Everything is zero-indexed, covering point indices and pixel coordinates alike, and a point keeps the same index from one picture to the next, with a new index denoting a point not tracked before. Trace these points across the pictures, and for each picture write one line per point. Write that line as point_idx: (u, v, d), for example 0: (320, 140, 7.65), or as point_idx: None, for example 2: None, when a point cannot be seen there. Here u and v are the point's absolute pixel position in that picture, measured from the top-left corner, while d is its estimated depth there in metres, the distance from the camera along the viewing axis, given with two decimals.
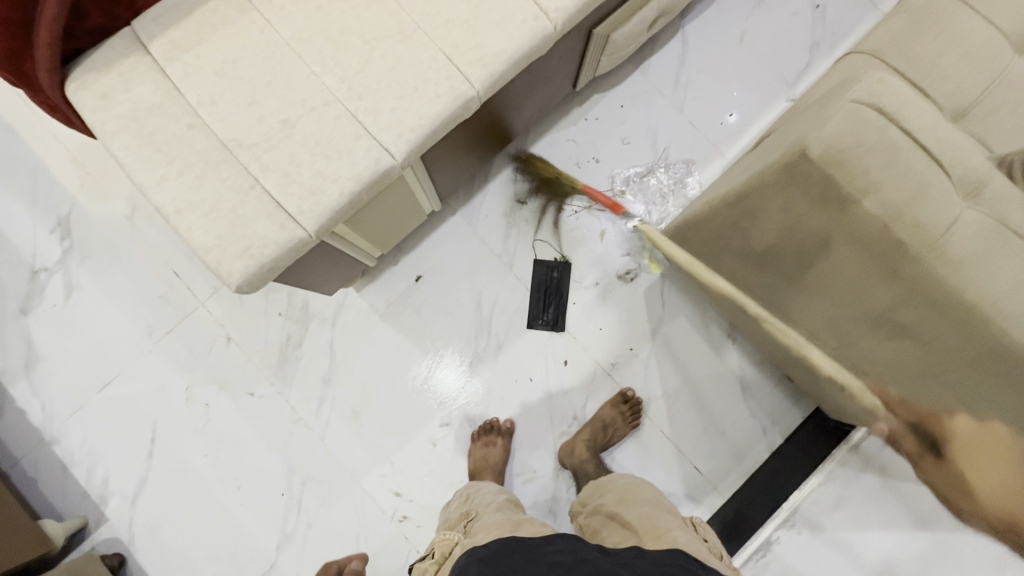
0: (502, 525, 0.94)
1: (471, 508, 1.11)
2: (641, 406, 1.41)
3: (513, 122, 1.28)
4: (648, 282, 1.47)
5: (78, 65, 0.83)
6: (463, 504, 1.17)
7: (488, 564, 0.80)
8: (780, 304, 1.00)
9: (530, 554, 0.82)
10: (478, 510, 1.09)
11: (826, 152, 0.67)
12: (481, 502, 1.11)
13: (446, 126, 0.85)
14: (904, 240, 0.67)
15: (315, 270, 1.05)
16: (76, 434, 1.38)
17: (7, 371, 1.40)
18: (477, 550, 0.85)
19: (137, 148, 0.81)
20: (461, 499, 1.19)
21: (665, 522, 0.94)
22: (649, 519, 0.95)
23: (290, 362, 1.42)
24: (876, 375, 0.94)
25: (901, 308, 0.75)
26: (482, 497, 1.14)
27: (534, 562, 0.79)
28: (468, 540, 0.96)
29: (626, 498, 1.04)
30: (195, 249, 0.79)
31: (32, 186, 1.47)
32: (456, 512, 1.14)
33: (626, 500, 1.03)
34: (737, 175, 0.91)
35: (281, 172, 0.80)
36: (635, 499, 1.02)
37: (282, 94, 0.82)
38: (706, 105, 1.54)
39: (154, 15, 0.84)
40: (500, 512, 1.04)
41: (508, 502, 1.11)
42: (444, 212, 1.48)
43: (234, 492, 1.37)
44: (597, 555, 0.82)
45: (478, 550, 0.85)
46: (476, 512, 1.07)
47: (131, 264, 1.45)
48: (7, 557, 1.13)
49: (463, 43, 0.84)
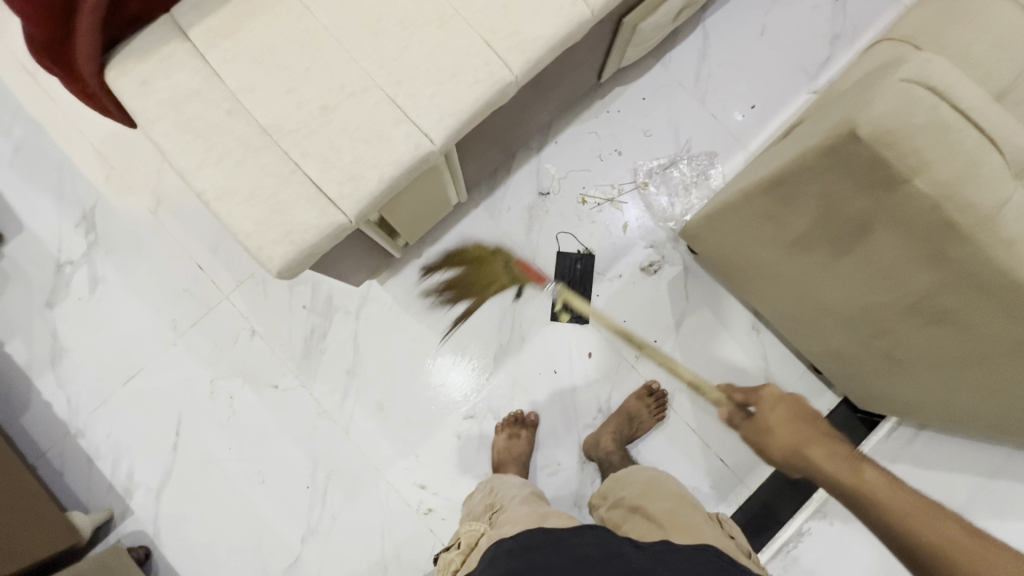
0: (527, 517, 0.92)
1: (496, 500, 1.10)
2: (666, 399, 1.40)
3: (538, 113, 1.28)
4: (671, 274, 1.46)
5: (118, 53, 0.83)
6: (486, 496, 1.15)
7: (518, 555, 0.77)
8: (809, 293, 1.01)
9: (559, 543, 0.80)
10: (503, 502, 1.07)
11: (875, 132, 0.66)
12: (506, 494, 1.10)
13: (483, 112, 0.85)
14: (954, 220, 0.67)
15: (346, 258, 1.05)
16: (102, 427, 1.38)
17: (33, 364, 1.40)
18: (504, 543, 0.82)
19: (177, 134, 0.81)
20: (485, 491, 1.17)
21: (692, 520, 0.92)
22: (677, 514, 0.92)
23: (314, 354, 1.42)
24: (910, 364, 0.94)
25: (943, 292, 0.75)
26: (506, 489, 1.12)
27: (563, 551, 0.77)
28: (495, 532, 0.94)
29: (649, 492, 1.01)
30: (236, 235, 0.79)
31: (57, 180, 1.48)
32: (481, 504, 1.14)
33: (650, 493, 1.01)
34: (772, 159, 0.92)
35: (321, 157, 0.80)
36: (658, 492, 1.00)
37: (321, 80, 0.82)
38: (728, 98, 1.54)
39: (192, 2, 0.84)
40: (526, 504, 1.02)
41: (532, 494, 1.09)
42: (468, 205, 1.48)
43: (259, 484, 1.37)
44: (628, 546, 0.80)
45: (505, 543, 0.82)
46: (502, 505, 1.06)
47: (155, 258, 1.45)
48: (37, 550, 1.13)
49: (501, 29, 0.85)
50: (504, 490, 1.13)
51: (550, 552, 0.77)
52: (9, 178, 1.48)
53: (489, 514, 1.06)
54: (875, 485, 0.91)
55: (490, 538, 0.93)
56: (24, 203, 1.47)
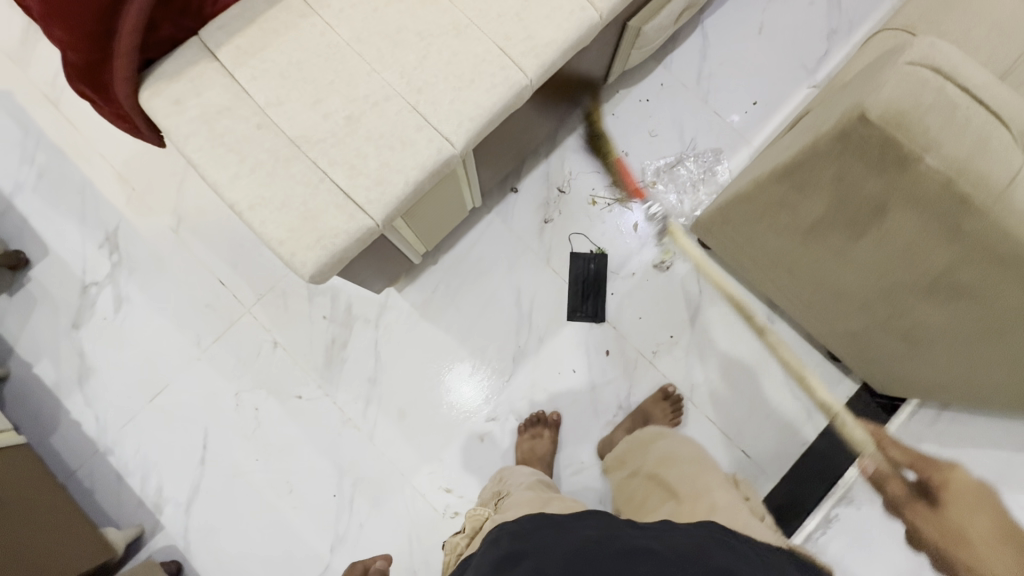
0: (529, 501, 0.95)
1: (502, 487, 1.12)
2: (681, 403, 1.41)
3: (548, 117, 1.31)
4: (683, 270, 1.48)
5: (150, 75, 0.87)
6: (496, 483, 1.17)
7: (521, 537, 0.77)
8: (826, 278, 1.03)
9: (560, 527, 0.79)
10: (510, 487, 1.09)
11: (885, 113, 0.69)
12: (513, 481, 1.12)
13: (501, 115, 0.89)
14: (968, 194, 0.69)
15: (369, 264, 1.07)
16: (130, 443, 1.40)
17: (62, 385, 1.43)
18: (507, 526, 0.83)
19: (209, 149, 0.84)
20: (494, 481, 1.19)
21: (705, 482, 0.97)
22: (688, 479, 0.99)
23: (336, 363, 1.44)
24: (930, 343, 0.96)
25: (960, 268, 0.77)
26: (514, 476, 1.14)
27: (564, 535, 0.76)
28: (499, 517, 0.95)
29: (668, 459, 1.07)
30: (269, 243, 0.82)
31: (80, 204, 1.52)
32: (490, 490, 1.16)
33: (666, 463, 1.06)
34: (781, 149, 0.95)
35: (348, 164, 0.83)
36: (675, 458, 1.06)
37: (346, 91, 0.85)
38: (730, 96, 1.57)
39: (220, 23, 0.88)
40: (532, 490, 1.05)
41: (536, 481, 1.11)
42: (480, 210, 1.51)
43: (286, 494, 1.38)
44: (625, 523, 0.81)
45: (508, 526, 0.83)
46: (508, 490, 1.08)
47: (178, 275, 1.48)
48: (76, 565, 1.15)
49: (514, 35, 0.88)
50: (513, 476, 1.15)
51: (551, 534, 0.77)
52: (34, 204, 1.52)
53: (494, 499, 1.08)
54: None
55: (495, 522, 0.95)
56: (50, 228, 1.51)
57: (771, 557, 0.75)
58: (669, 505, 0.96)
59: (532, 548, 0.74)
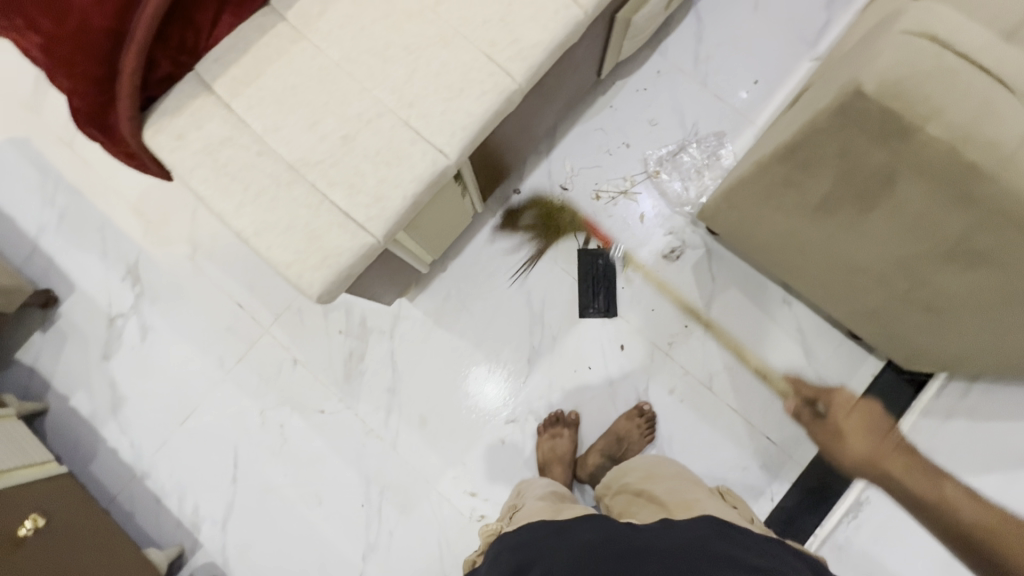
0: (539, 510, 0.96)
1: (518, 500, 1.13)
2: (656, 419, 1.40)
3: (545, 116, 1.31)
4: (694, 258, 1.47)
5: (152, 112, 0.90)
6: (515, 497, 1.17)
7: (521, 549, 0.79)
8: (840, 254, 1.00)
9: (562, 532, 0.80)
10: (524, 499, 1.11)
11: (881, 86, 0.67)
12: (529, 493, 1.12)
13: (494, 121, 0.89)
14: (975, 161, 0.67)
15: (377, 278, 1.09)
16: (165, 466, 1.45)
17: (97, 414, 1.49)
18: (509, 539, 0.84)
19: (213, 180, 0.87)
20: (513, 495, 1.19)
21: (694, 493, 0.94)
22: (678, 492, 0.95)
23: (355, 376, 1.47)
24: (953, 312, 0.93)
25: (976, 234, 0.75)
26: (531, 489, 1.13)
27: (566, 539, 0.77)
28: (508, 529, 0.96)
29: (652, 475, 1.02)
30: (276, 267, 0.84)
31: (101, 240, 1.57)
32: (511, 501, 1.18)
33: (652, 478, 1.01)
34: (781, 126, 0.92)
35: (347, 184, 0.85)
36: (661, 474, 1.02)
37: (340, 111, 0.87)
38: (729, 77, 1.54)
39: (214, 56, 0.90)
40: (541, 500, 1.04)
41: (549, 493, 1.09)
42: (485, 215, 1.51)
43: (317, 507, 1.41)
44: (626, 526, 0.79)
45: (509, 539, 0.84)
46: (522, 501, 1.10)
47: (198, 301, 1.53)
48: None
49: (501, 41, 0.88)
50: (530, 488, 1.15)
51: (555, 539, 0.78)
52: (58, 243, 1.58)
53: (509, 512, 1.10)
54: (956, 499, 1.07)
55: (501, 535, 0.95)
56: (74, 264, 1.56)
57: (772, 549, 0.75)
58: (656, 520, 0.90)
59: (536, 556, 0.76)
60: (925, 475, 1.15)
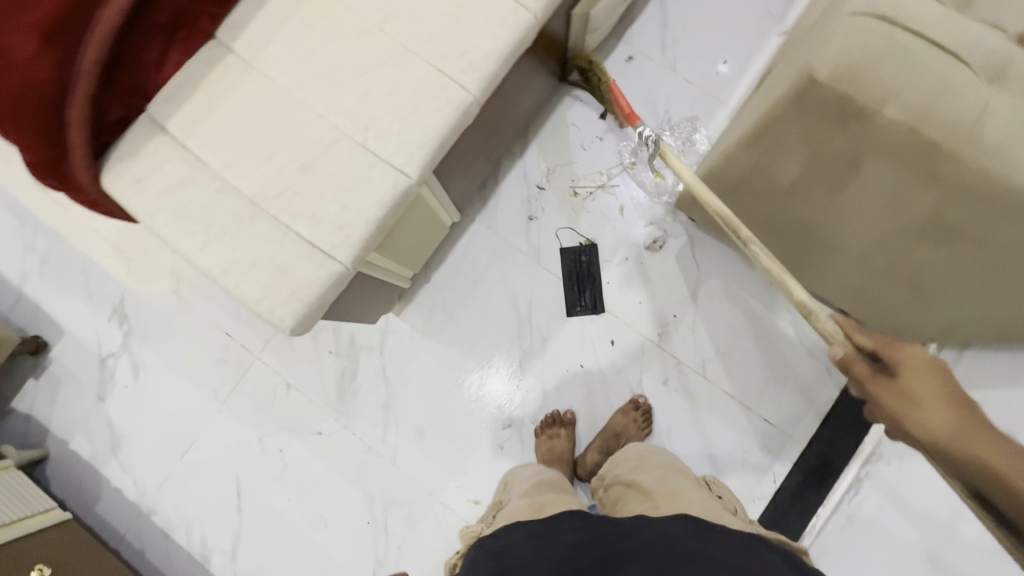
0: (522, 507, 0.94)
1: (503, 496, 1.12)
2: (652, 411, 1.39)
3: (512, 118, 1.30)
4: (677, 246, 1.46)
5: (109, 158, 0.89)
6: (502, 491, 1.16)
7: (500, 554, 0.78)
8: (814, 237, 0.99)
9: (540, 537, 0.80)
10: (507, 495, 1.09)
11: (834, 71, 0.66)
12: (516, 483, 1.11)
13: (453, 135, 0.88)
14: (935, 139, 0.66)
15: (356, 300, 1.08)
16: (170, 501, 1.46)
17: (98, 455, 1.49)
18: (486, 541, 0.84)
19: (176, 221, 0.86)
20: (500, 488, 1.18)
21: (677, 484, 0.93)
22: (664, 483, 0.94)
23: (349, 395, 1.47)
24: (932, 286, 0.92)
25: (945, 210, 0.74)
26: (517, 483, 1.11)
27: (544, 545, 0.78)
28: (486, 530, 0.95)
29: (642, 465, 1.02)
30: (247, 303, 0.84)
31: (84, 282, 1.57)
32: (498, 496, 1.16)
33: (641, 467, 1.02)
34: (745, 117, 0.92)
35: (309, 214, 0.84)
36: (650, 464, 1.02)
37: (296, 140, 0.86)
38: (698, 60, 1.52)
39: (165, 95, 0.89)
40: (522, 495, 1.02)
41: (529, 484, 1.07)
42: (463, 221, 1.50)
43: (323, 528, 1.42)
44: (600, 524, 0.81)
45: (485, 543, 0.83)
46: (504, 499, 1.08)
47: (187, 334, 1.53)
48: None
49: (451, 53, 0.87)
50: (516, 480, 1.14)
51: (531, 544, 0.79)
52: (42, 288, 1.58)
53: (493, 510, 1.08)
54: (1006, 461, 0.60)
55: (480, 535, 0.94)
56: (61, 309, 1.57)
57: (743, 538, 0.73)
58: (643, 507, 0.91)
59: (513, 564, 0.75)
60: (996, 444, 0.62)
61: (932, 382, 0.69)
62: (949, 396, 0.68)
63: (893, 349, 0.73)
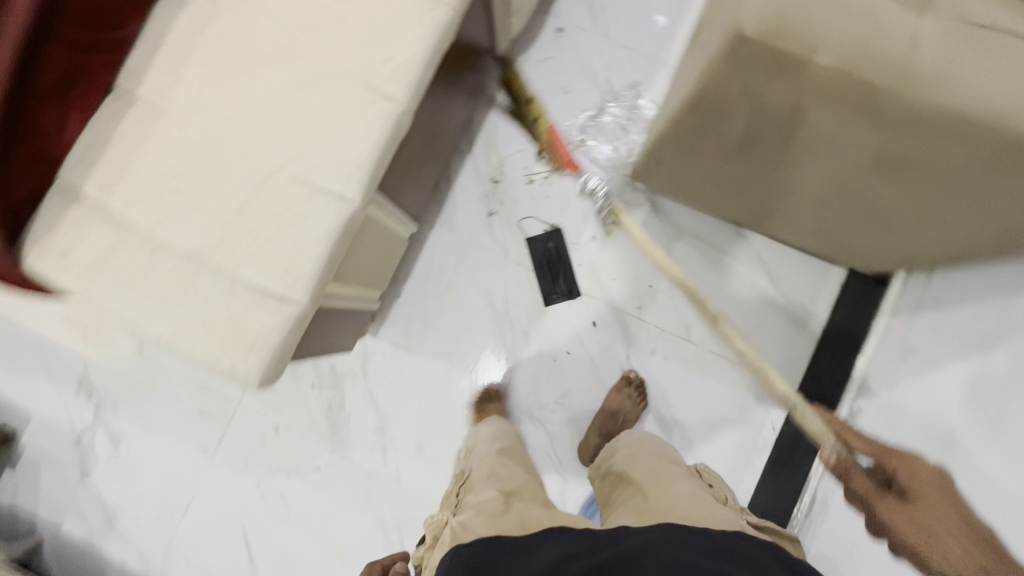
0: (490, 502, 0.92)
1: (466, 471, 1.12)
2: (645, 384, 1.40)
3: (452, 116, 1.25)
4: (641, 216, 1.44)
5: (28, 237, 0.83)
6: (463, 464, 1.18)
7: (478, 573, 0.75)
8: (772, 185, 0.99)
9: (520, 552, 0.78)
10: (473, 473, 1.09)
11: (762, 25, 0.64)
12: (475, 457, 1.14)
13: (389, 151, 0.84)
14: (872, 80, 0.65)
15: (325, 333, 1.04)
16: (179, 564, 1.42)
17: (94, 534, 1.44)
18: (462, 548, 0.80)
19: (112, 291, 0.81)
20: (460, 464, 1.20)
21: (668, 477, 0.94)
22: (653, 477, 0.95)
23: (341, 425, 1.44)
24: (891, 217, 0.93)
25: (891, 146, 0.73)
26: (476, 451, 1.16)
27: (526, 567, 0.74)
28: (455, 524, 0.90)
29: (634, 455, 1.04)
30: (206, 363, 0.79)
31: (41, 360, 1.49)
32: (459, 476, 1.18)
33: (631, 459, 1.03)
34: (683, 77, 0.89)
35: (254, 259, 0.80)
36: (642, 454, 1.03)
37: (224, 184, 0.81)
38: (630, 23, 1.49)
39: (75, 159, 0.83)
40: (490, 477, 1.03)
41: (493, 457, 1.10)
42: (424, 228, 1.46)
43: (341, 561, 1.40)
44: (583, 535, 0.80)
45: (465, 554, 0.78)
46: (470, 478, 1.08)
47: (161, 394, 1.47)
48: None
49: (371, 64, 0.83)
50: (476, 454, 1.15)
51: (516, 561, 0.76)
52: None
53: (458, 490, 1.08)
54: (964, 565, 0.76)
55: (453, 532, 0.88)
56: (22, 392, 1.49)
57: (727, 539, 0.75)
58: (635, 500, 0.92)
59: None
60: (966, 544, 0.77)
61: (936, 505, 0.85)
62: (946, 523, 0.81)
63: (904, 476, 0.93)
